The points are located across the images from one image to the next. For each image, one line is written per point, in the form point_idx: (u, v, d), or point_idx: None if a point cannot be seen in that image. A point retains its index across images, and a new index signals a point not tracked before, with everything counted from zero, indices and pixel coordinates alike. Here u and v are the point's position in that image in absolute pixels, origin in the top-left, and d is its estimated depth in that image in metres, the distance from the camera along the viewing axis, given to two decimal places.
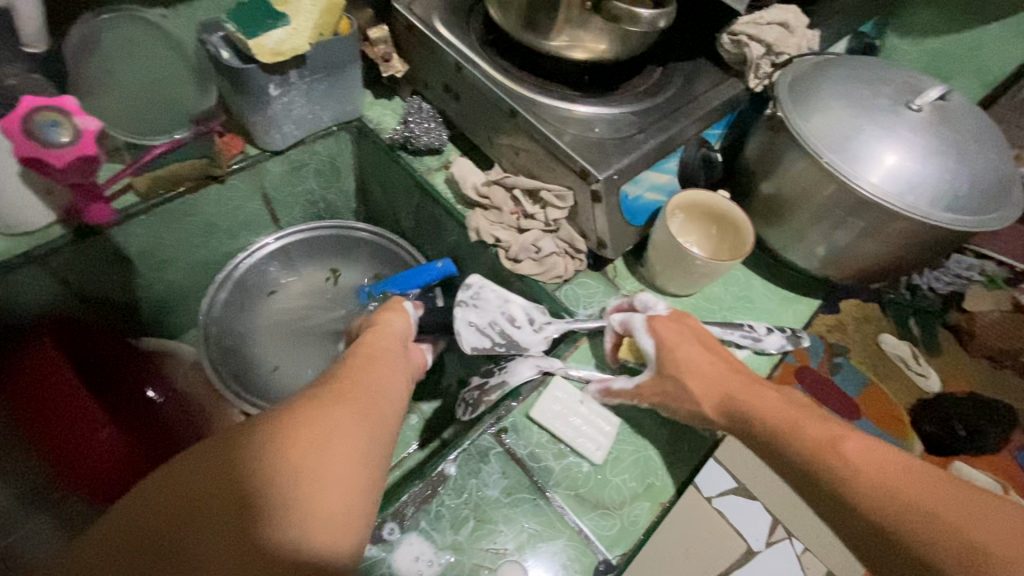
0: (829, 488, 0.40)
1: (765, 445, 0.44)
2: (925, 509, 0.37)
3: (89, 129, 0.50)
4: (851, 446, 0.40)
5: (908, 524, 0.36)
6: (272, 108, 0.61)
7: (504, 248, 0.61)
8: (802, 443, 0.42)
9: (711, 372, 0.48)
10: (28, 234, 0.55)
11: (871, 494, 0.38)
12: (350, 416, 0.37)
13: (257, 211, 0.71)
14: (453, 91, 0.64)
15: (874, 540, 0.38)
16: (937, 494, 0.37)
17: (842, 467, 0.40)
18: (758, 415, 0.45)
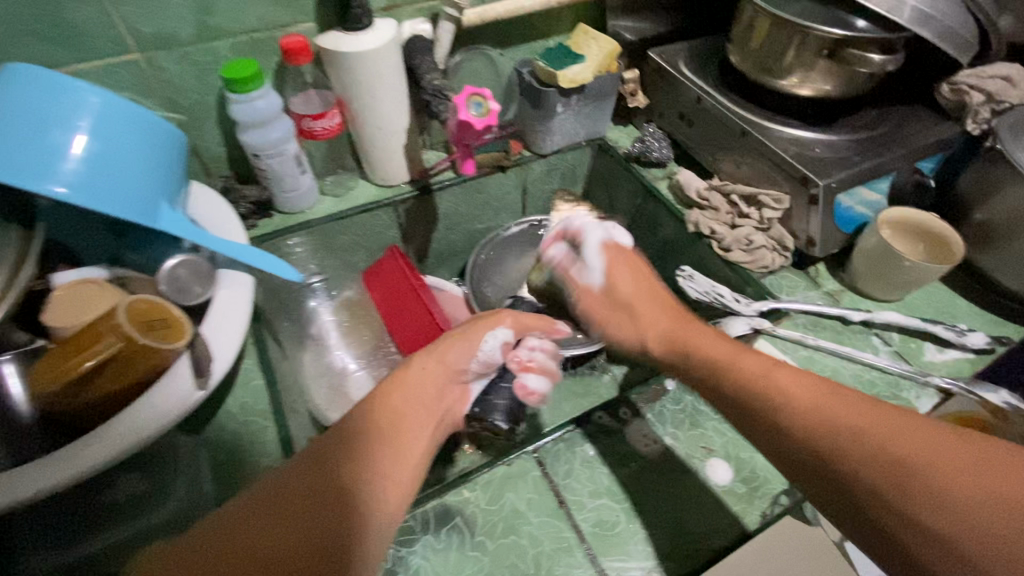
0: (763, 419, 0.43)
1: (720, 391, 0.47)
2: (857, 438, 0.39)
3: (498, 110, 0.68)
4: (785, 379, 0.44)
5: (839, 446, 0.39)
6: (554, 121, 0.82)
7: (717, 240, 0.73)
8: (744, 377, 0.46)
9: (656, 314, 0.55)
10: (392, 188, 0.80)
11: (809, 424, 0.41)
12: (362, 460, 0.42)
13: (516, 199, 0.91)
14: (687, 118, 0.81)
15: (819, 472, 0.40)
16: (872, 423, 0.39)
17: (771, 392, 0.44)
18: (701, 353, 0.50)
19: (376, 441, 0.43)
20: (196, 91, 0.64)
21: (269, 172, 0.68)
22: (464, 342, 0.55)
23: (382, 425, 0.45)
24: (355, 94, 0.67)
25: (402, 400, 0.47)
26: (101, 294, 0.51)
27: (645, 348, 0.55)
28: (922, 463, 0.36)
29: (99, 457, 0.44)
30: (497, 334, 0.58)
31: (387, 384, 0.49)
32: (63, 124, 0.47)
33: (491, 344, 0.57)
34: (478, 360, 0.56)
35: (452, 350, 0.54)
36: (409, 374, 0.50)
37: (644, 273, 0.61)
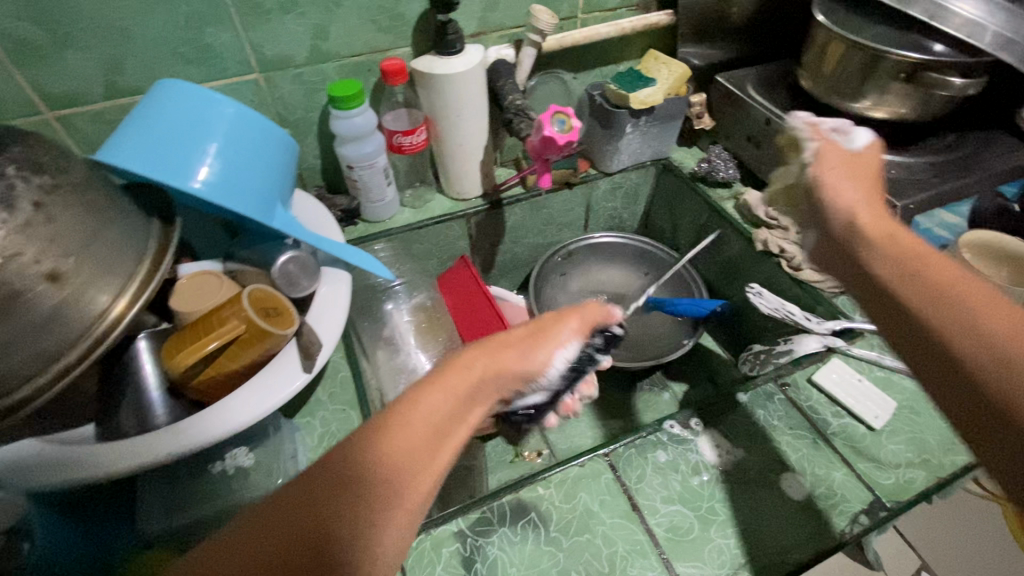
0: (906, 297, 0.38)
1: (865, 279, 0.42)
2: (980, 311, 0.34)
3: (580, 127, 0.72)
4: (944, 273, 0.37)
5: (963, 334, 0.34)
6: (622, 140, 0.84)
7: (787, 258, 0.73)
8: (896, 262, 0.41)
9: (860, 199, 0.47)
10: (466, 202, 0.84)
11: (924, 298, 0.37)
12: (392, 448, 0.36)
13: (580, 215, 0.94)
14: (755, 140, 0.82)
15: (937, 367, 0.35)
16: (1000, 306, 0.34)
17: (920, 283, 0.38)
18: (862, 243, 0.44)
19: (420, 430, 0.37)
20: (302, 108, 0.71)
21: (359, 183, 0.74)
22: (515, 346, 0.46)
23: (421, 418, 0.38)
24: (441, 113, 0.72)
25: (438, 406, 0.39)
26: (221, 284, 0.57)
27: (822, 223, 0.49)
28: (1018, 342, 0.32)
29: (216, 429, 0.48)
30: (567, 348, 0.49)
31: (459, 359, 0.43)
32: (202, 134, 0.53)
33: (560, 363, 0.48)
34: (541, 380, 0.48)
35: (512, 356, 0.46)
36: (462, 372, 0.42)
37: (868, 184, 0.50)
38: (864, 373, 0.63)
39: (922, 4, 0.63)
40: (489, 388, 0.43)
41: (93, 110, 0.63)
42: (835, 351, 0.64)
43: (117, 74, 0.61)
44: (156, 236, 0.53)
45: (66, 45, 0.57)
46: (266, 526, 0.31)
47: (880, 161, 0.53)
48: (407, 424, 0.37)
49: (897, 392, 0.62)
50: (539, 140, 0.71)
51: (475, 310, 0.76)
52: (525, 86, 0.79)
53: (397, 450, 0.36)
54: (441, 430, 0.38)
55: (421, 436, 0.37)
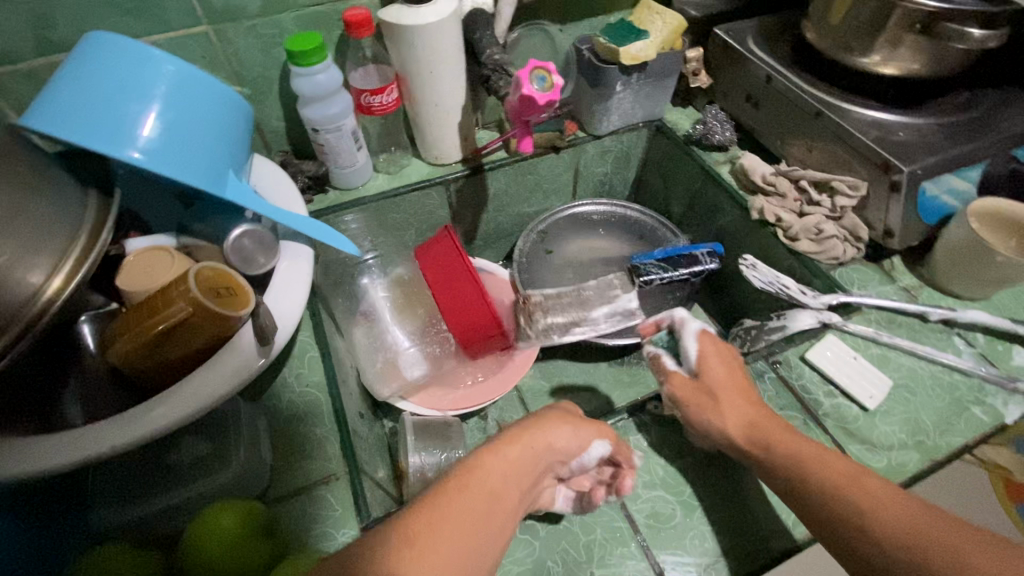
0: (819, 492, 0.44)
1: (789, 484, 0.46)
2: (916, 524, 0.40)
3: (561, 85, 0.66)
4: (875, 492, 0.42)
5: (896, 544, 0.40)
6: (612, 100, 0.78)
7: (783, 228, 0.69)
8: (818, 482, 0.44)
9: (734, 401, 0.50)
10: (444, 167, 0.78)
11: (867, 514, 0.41)
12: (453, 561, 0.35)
13: (567, 181, 0.88)
14: (754, 99, 0.76)
15: (872, 549, 0.40)
16: (911, 506, 0.41)
17: (860, 505, 0.42)
18: (782, 445, 0.47)
19: (455, 517, 0.37)
20: (260, 64, 0.65)
21: (326, 148, 0.69)
22: (568, 429, 0.47)
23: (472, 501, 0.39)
24: (413, 68, 0.66)
25: (499, 477, 0.41)
26: (171, 260, 0.52)
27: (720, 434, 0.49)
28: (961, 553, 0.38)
29: (170, 416, 0.45)
30: (600, 445, 0.48)
31: (469, 460, 0.42)
32: (136, 93, 0.47)
33: (593, 455, 0.47)
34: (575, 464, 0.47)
35: (561, 436, 0.46)
36: (516, 441, 0.44)
37: (732, 371, 0.53)
38: (859, 350, 0.60)
39: None
40: (534, 474, 0.44)
41: (23, 68, 0.57)
42: (830, 327, 0.61)
43: (44, 27, 0.55)
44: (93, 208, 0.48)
45: None
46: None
47: (732, 369, 0.52)
48: (436, 516, 0.37)
49: (892, 370, 0.59)
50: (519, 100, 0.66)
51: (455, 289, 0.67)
52: (505, 39, 0.72)
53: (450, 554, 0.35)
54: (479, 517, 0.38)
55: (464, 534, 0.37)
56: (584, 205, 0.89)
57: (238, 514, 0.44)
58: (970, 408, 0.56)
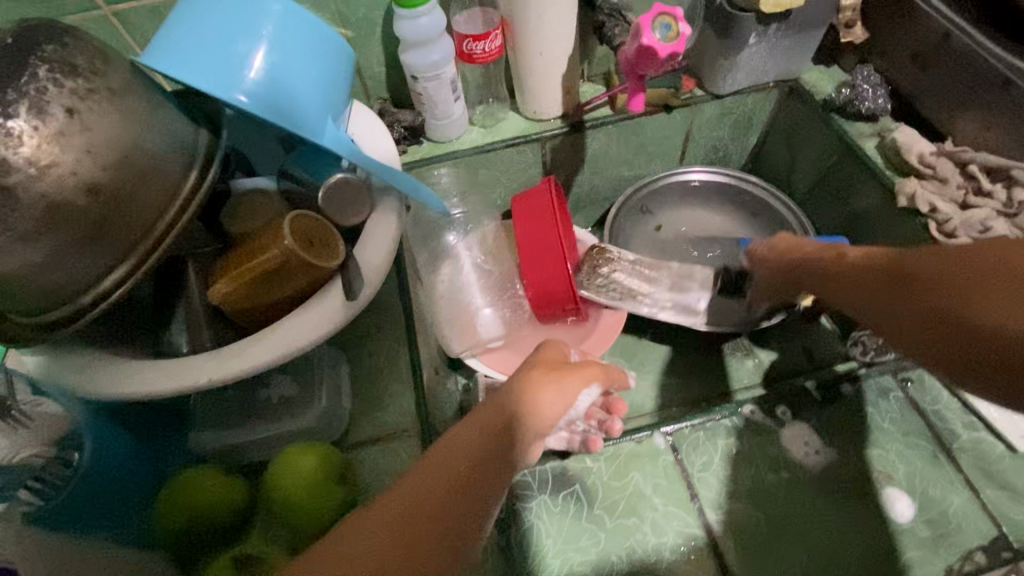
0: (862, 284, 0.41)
1: (842, 287, 0.44)
2: (943, 265, 0.35)
3: (687, 36, 0.58)
4: (903, 261, 0.39)
5: (925, 295, 0.36)
6: (741, 55, 0.68)
7: (937, 221, 0.57)
8: (861, 276, 0.41)
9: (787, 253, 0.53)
10: (542, 123, 0.73)
11: (890, 275, 0.39)
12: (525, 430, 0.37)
13: (675, 146, 0.80)
14: (924, 59, 0.63)
15: (921, 328, 0.36)
16: (941, 245, 0.37)
17: (894, 272, 0.38)
18: (840, 274, 0.44)
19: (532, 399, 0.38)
20: (365, 5, 0.63)
21: (423, 97, 0.66)
22: (564, 375, 0.41)
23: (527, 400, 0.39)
24: (521, 11, 0.61)
25: (556, 392, 0.40)
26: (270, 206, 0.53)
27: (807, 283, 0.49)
28: (942, 280, 0.35)
29: (264, 356, 0.46)
30: (588, 392, 0.43)
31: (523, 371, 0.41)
32: (241, 35, 0.47)
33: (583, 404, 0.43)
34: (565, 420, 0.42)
35: (541, 390, 0.39)
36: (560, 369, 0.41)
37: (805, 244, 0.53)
38: None
39: None
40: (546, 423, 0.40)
41: (151, 5, 0.59)
42: None
43: None
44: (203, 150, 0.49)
45: None
46: (421, 488, 0.33)
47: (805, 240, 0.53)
48: (526, 398, 0.38)
49: None
50: (636, 50, 0.59)
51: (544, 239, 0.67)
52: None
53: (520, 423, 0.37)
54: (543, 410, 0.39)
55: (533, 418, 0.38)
56: (692, 172, 0.80)
57: (313, 459, 0.45)
58: None
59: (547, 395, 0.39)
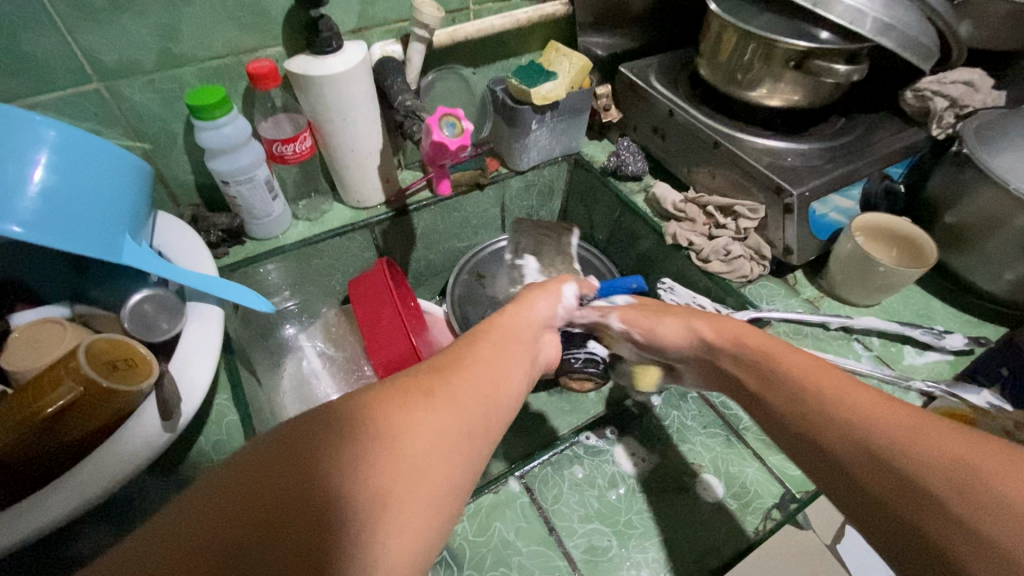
0: (827, 426, 0.38)
1: (784, 410, 0.43)
2: (891, 427, 0.36)
3: (471, 130, 0.68)
4: (880, 410, 0.37)
5: (874, 468, 0.35)
6: (529, 137, 0.80)
7: (696, 251, 0.73)
8: (816, 400, 0.40)
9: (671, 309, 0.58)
10: (368, 210, 0.78)
11: (849, 423, 0.37)
12: (457, 399, 0.37)
13: (495, 216, 0.90)
14: (660, 131, 0.81)
15: (871, 505, 0.34)
16: (900, 418, 0.36)
17: (855, 419, 0.37)
18: (811, 386, 0.41)
19: (463, 377, 0.39)
20: (162, 119, 0.63)
21: (239, 199, 0.66)
22: (500, 346, 0.45)
23: (461, 368, 0.40)
24: (326, 116, 0.66)
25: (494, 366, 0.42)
26: (63, 335, 0.49)
27: (732, 358, 0.50)
28: (920, 463, 0.33)
29: (69, 504, 0.41)
30: (568, 287, 0.59)
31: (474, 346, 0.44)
32: (7, 157, 0.44)
33: (567, 297, 0.59)
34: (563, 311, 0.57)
35: (536, 296, 0.55)
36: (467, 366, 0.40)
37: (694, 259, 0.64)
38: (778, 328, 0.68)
39: None
40: (493, 402, 0.39)
41: None
42: None
43: None
44: None
45: None
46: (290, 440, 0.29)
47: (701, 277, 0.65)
48: (463, 371, 0.40)
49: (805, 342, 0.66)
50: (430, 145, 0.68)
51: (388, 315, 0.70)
52: (418, 85, 0.74)
53: (449, 391, 0.37)
54: (477, 384, 0.39)
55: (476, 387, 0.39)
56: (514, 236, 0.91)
57: None
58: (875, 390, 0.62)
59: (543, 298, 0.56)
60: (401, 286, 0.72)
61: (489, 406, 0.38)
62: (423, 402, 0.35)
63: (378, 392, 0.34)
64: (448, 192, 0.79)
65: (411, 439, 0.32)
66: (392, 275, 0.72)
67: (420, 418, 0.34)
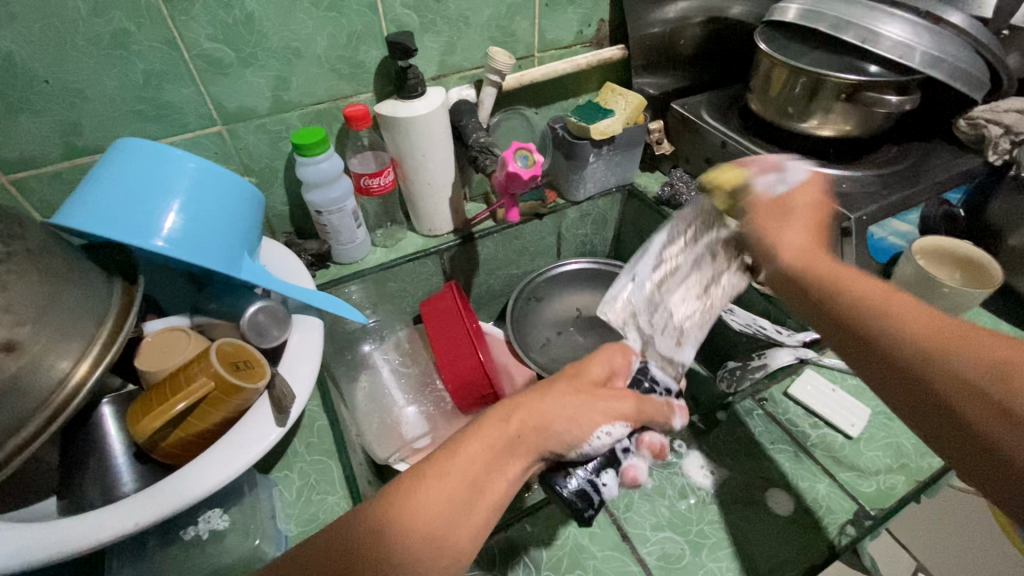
0: (867, 317, 0.40)
1: (808, 294, 0.46)
2: (927, 332, 0.37)
3: (541, 162, 0.74)
4: (900, 304, 0.39)
5: (912, 355, 0.37)
6: (586, 170, 0.86)
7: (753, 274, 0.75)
8: (837, 286, 0.44)
9: (796, 228, 0.49)
10: (437, 238, 0.84)
11: (894, 319, 0.39)
12: (433, 503, 0.40)
13: (552, 243, 0.94)
14: (713, 162, 0.85)
15: (909, 386, 0.38)
16: (933, 320, 0.38)
17: (884, 314, 0.40)
18: (820, 274, 0.45)
19: (446, 482, 0.41)
20: (267, 157, 0.71)
21: (328, 227, 0.74)
22: (483, 450, 0.43)
23: (446, 470, 0.42)
24: (407, 153, 0.73)
25: (475, 464, 0.42)
26: (189, 341, 0.56)
27: (773, 249, 0.49)
28: (964, 360, 0.35)
29: (195, 489, 0.46)
30: (610, 427, 0.47)
31: (461, 437, 0.44)
32: (161, 189, 0.52)
33: (604, 438, 0.46)
34: (581, 454, 0.47)
35: (555, 415, 0.45)
36: (459, 462, 0.42)
37: (813, 225, 0.50)
38: None
39: (854, 29, 0.67)
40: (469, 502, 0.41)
41: (51, 172, 0.62)
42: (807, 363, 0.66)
43: (75, 135, 0.60)
44: (117, 298, 0.51)
45: (19, 110, 0.56)
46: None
47: (821, 202, 0.51)
48: (444, 466, 0.41)
49: None
50: (504, 176, 0.74)
51: (458, 333, 0.74)
52: (487, 124, 0.81)
53: (425, 496, 0.40)
54: (463, 484, 0.41)
55: (454, 487, 0.41)
56: (571, 262, 0.94)
57: None
58: None
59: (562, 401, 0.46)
60: (469, 306, 0.77)
61: (468, 508, 0.41)
62: (389, 518, 0.39)
63: (367, 516, 0.39)
64: (517, 219, 0.85)
65: (383, 557, 0.37)
66: (460, 296, 0.77)
67: (401, 524, 0.39)
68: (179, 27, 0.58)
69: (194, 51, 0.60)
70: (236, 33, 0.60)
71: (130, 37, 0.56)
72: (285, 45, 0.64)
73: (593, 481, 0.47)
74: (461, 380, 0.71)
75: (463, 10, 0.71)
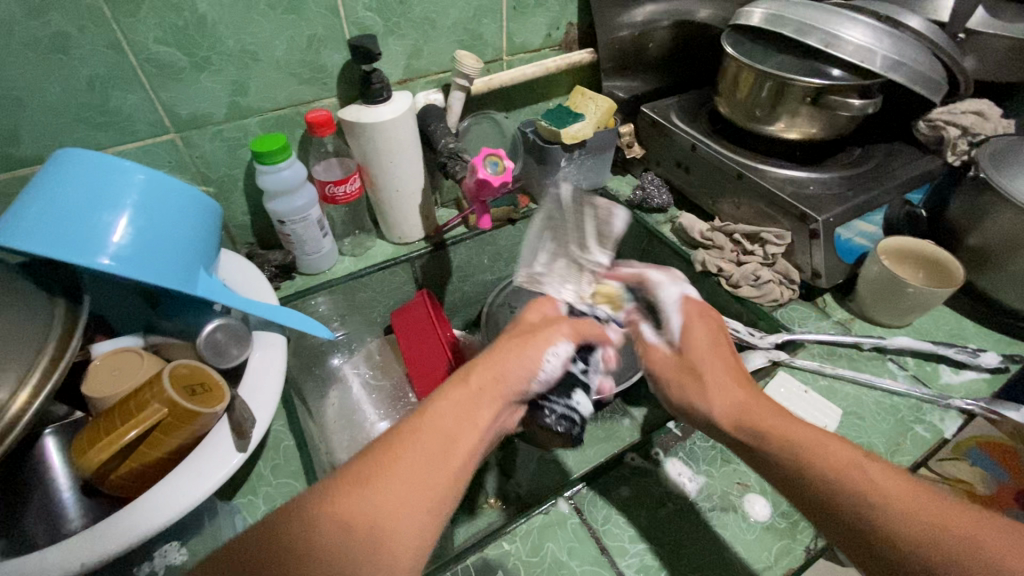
0: (842, 487, 0.41)
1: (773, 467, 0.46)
2: (902, 510, 0.39)
3: (512, 168, 0.73)
4: (848, 456, 0.43)
5: (893, 520, 0.39)
6: (558, 174, 0.85)
7: (725, 277, 0.76)
8: (810, 470, 0.43)
9: (724, 384, 0.51)
10: (408, 245, 0.82)
11: (868, 488, 0.41)
12: (407, 462, 0.40)
13: (525, 248, 0.93)
14: (684, 165, 0.85)
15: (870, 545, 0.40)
16: (883, 480, 0.41)
17: (861, 486, 0.41)
18: (769, 428, 0.46)
19: (418, 441, 0.41)
20: (224, 165, 0.68)
21: (293, 236, 0.71)
22: (457, 406, 0.44)
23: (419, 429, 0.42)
24: (374, 159, 0.71)
25: (451, 420, 0.43)
26: (141, 362, 0.52)
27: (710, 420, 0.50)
28: (924, 527, 0.38)
29: (147, 524, 0.43)
30: (562, 347, 0.51)
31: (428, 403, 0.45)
32: (105, 202, 0.49)
33: (562, 355, 0.50)
34: (540, 384, 0.50)
35: (512, 362, 0.49)
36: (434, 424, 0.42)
37: (721, 336, 0.56)
38: (811, 348, 0.70)
39: (818, 34, 0.68)
40: (445, 455, 0.41)
41: None
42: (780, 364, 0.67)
43: (11, 145, 0.56)
44: (60, 320, 0.47)
45: None
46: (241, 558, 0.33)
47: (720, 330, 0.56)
48: (414, 428, 0.42)
49: (838, 363, 0.68)
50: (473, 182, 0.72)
51: (432, 342, 0.72)
52: (457, 129, 0.79)
53: (398, 458, 0.40)
54: (439, 442, 0.41)
55: (427, 446, 0.41)
56: None
57: None
58: (917, 410, 0.63)
59: (532, 346, 0.50)
60: (442, 315, 0.76)
61: (446, 464, 0.41)
62: (360, 484, 0.38)
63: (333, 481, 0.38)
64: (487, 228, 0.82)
65: (349, 528, 0.36)
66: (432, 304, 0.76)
67: (385, 477, 0.38)
68: (125, 29, 0.54)
69: (142, 55, 0.57)
70: (187, 35, 0.57)
71: (71, 40, 0.53)
72: (240, 48, 0.61)
73: (570, 404, 0.51)
74: (436, 391, 0.70)
75: (429, 12, 0.70)
